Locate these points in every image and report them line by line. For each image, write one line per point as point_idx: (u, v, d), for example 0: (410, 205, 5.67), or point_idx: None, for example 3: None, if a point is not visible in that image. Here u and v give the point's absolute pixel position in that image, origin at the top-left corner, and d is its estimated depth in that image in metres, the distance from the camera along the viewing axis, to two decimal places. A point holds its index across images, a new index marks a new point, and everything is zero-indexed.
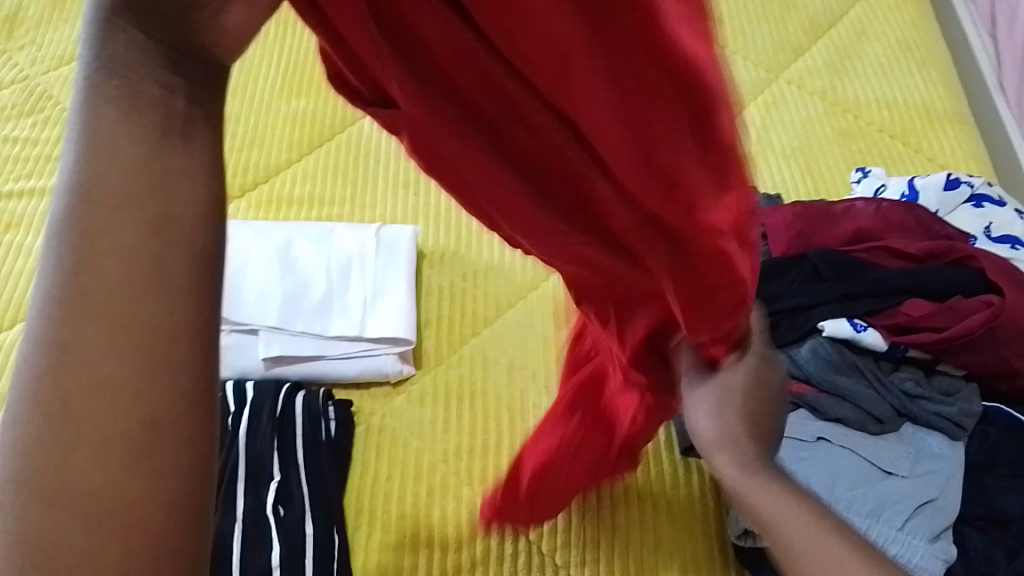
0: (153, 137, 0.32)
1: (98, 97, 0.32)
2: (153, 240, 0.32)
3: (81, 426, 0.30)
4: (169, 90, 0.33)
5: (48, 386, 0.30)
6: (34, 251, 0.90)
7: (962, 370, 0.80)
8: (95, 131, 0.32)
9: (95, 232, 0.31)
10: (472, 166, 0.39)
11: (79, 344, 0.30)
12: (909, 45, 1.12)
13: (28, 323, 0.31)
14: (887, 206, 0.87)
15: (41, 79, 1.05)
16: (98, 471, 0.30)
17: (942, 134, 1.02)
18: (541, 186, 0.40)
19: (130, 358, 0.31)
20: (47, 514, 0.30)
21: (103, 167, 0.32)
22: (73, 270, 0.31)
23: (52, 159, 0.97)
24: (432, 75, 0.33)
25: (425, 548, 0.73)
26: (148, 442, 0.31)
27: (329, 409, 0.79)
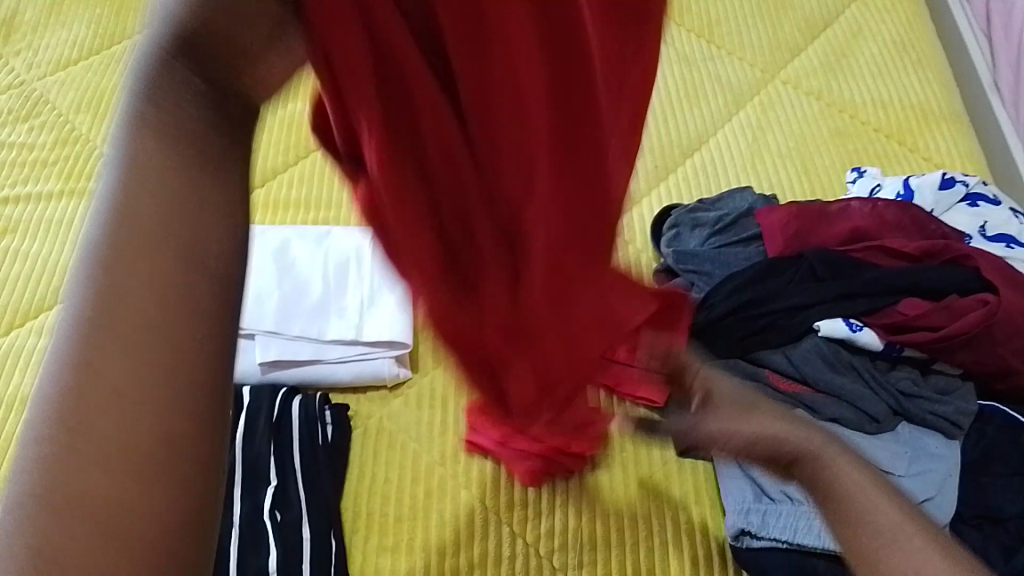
0: (194, 162, 0.32)
1: (143, 128, 0.32)
2: (184, 260, 0.31)
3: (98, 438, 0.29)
4: (207, 126, 0.33)
5: (63, 435, 0.29)
6: (32, 256, 0.90)
7: (958, 369, 0.80)
8: (138, 163, 0.32)
9: (136, 260, 0.31)
10: (404, 242, 0.39)
11: (109, 370, 0.29)
12: (905, 45, 1.12)
13: (50, 362, 0.30)
14: (883, 206, 0.87)
15: (39, 83, 1.05)
16: (109, 489, 0.28)
17: (937, 134, 1.02)
18: (456, 256, 0.40)
19: (154, 387, 0.30)
20: (59, 527, 0.28)
21: (141, 190, 0.32)
22: (104, 290, 0.30)
23: (49, 163, 0.97)
24: (400, 89, 0.33)
25: (422, 551, 0.73)
26: (163, 457, 0.29)
27: (326, 411, 0.79)
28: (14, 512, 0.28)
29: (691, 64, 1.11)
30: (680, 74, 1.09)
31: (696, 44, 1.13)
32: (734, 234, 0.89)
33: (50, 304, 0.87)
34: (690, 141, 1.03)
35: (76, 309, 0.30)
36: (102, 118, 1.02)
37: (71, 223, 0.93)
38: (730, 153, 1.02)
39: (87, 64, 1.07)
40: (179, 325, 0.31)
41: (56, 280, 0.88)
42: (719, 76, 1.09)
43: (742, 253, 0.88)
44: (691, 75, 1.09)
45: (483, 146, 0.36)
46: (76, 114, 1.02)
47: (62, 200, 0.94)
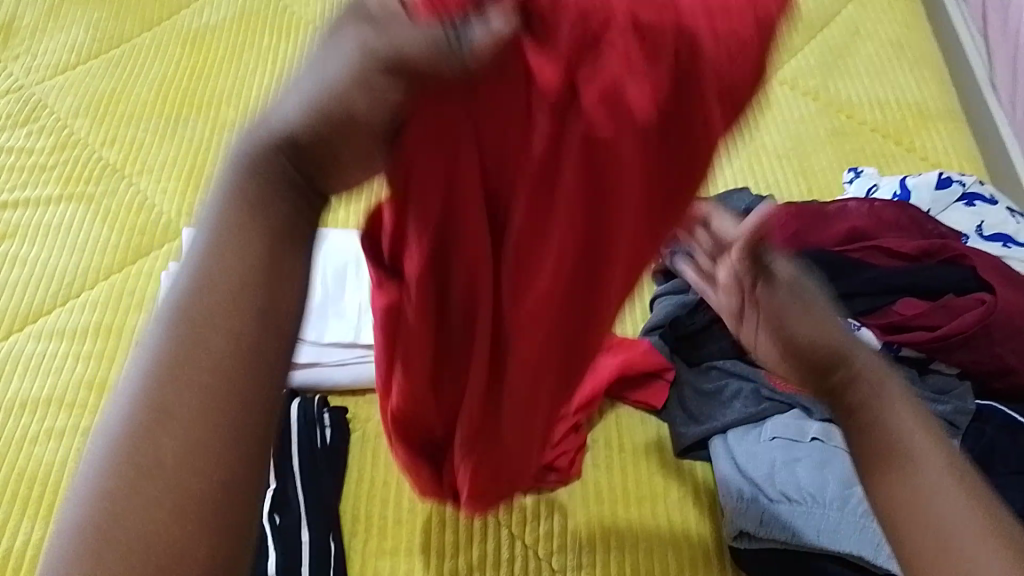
0: (280, 234, 0.37)
1: (243, 189, 0.37)
2: (263, 319, 0.35)
3: (157, 469, 0.32)
4: (296, 200, 0.37)
5: (130, 445, 0.32)
6: (31, 261, 0.90)
7: (956, 369, 0.80)
8: (234, 219, 0.36)
9: (217, 307, 0.34)
10: (409, 328, 0.47)
11: (175, 403, 0.33)
12: (901, 45, 1.12)
13: (128, 384, 0.33)
14: (880, 205, 0.88)
15: (37, 88, 1.05)
16: (155, 510, 0.31)
17: (934, 133, 1.03)
18: (466, 334, 0.47)
19: (212, 426, 0.33)
20: (102, 536, 0.31)
21: (229, 248, 0.35)
22: (183, 340, 0.34)
23: (48, 168, 0.97)
24: (446, 212, 0.41)
25: (421, 553, 0.73)
26: (212, 494, 0.32)
27: (324, 415, 0.79)
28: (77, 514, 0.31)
29: None
30: None
31: None
32: None
33: (50, 309, 0.87)
34: None
35: (160, 355, 0.33)
36: (101, 122, 1.02)
37: (71, 228, 0.93)
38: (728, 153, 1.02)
39: (85, 69, 1.07)
40: (247, 378, 0.34)
41: (56, 285, 0.89)
42: None
43: None
44: None
45: (497, 264, 0.44)
46: (75, 118, 1.02)
47: (61, 205, 0.95)
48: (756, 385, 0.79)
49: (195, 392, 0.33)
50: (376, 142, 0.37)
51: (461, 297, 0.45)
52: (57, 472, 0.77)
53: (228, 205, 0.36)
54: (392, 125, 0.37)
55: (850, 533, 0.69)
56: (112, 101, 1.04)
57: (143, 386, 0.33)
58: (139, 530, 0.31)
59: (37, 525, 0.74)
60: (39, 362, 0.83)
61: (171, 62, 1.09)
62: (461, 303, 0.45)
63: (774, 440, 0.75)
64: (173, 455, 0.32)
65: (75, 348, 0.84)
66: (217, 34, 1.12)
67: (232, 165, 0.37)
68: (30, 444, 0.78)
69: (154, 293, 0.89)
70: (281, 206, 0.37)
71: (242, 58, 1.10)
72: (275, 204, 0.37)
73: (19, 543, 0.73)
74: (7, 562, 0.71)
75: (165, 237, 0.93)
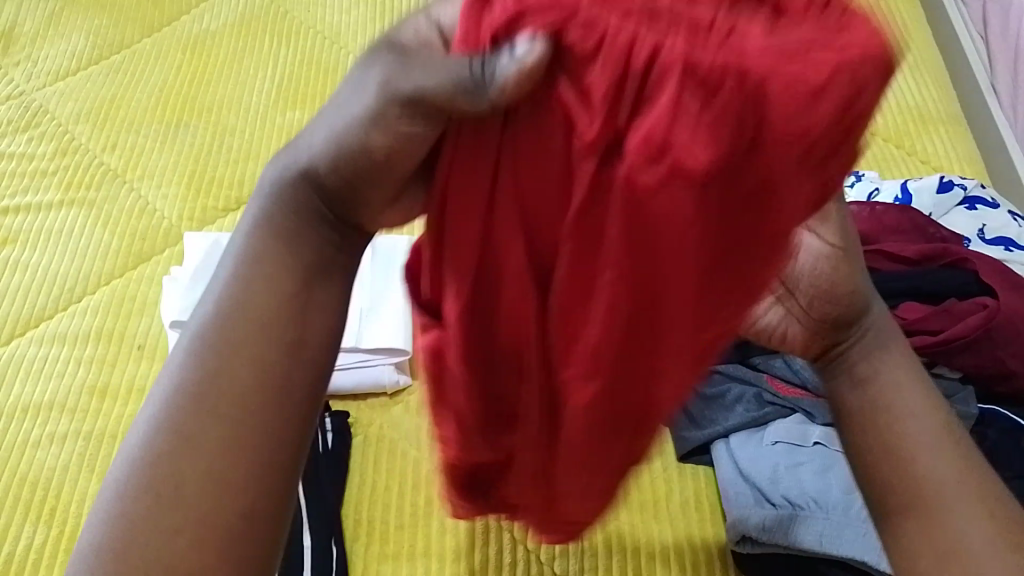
0: (299, 283, 0.42)
1: (269, 237, 0.42)
2: (287, 358, 0.41)
3: (190, 482, 0.38)
4: (324, 244, 0.42)
5: (162, 465, 0.38)
6: (32, 266, 0.90)
7: (958, 373, 0.79)
8: (258, 264, 0.41)
9: (235, 348, 0.40)
10: (451, 368, 0.45)
11: (200, 430, 0.39)
12: (901, 48, 1.12)
13: (156, 407, 0.39)
14: (881, 210, 0.88)
15: (38, 94, 1.05)
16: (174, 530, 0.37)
17: (935, 137, 1.03)
18: (507, 364, 0.45)
19: (235, 450, 0.39)
20: (130, 540, 0.37)
21: (257, 291, 0.41)
22: (210, 375, 0.39)
23: (49, 173, 0.97)
24: (482, 241, 0.39)
25: (423, 557, 0.73)
26: (235, 506, 0.38)
27: (326, 420, 0.79)
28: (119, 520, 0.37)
29: None
30: None
31: None
32: None
33: (51, 314, 0.87)
34: None
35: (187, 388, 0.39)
36: (102, 128, 1.02)
37: (72, 233, 0.93)
38: None
39: (86, 74, 1.07)
40: (279, 400, 0.40)
41: (57, 290, 0.89)
42: None
43: None
44: None
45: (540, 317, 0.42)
46: (76, 124, 1.02)
47: (62, 210, 0.95)
48: (758, 389, 0.79)
49: (224, 419, 0.39)
50: (403, 186, 0.40)
51: (496, 324, 0.43)
52: (58, 477, 0.76)
53: (257, 252, 0.42)
54: (426, 152, 0.38)
55: (854, 537, 0.69)
56: (113, 106, 1.04)
57: (179, 412, 0.39)
58: (179, 529, 0.37)
59: (39, 530, 0.73)
60: (41, 367, 0.83)
61: (171, 68, 1.09)
62: (498, 333, 0.43)
63: (777, 444, 0.76)
64: (195, 471, 0.38)
65: (76, 352, 0.84)
66: (218, 40, 1.12)
67: (257, 215, 0.42)
68: (32, 449, 0.78)
69: (155, 297, 0.88)
70: (311, 254, 0.42)
71: (242, 64, 1.10)
72: (305, 247, 0.42)
73: (21, 548, 0.72)
74: (10, 567, 0.71)
75: (166, 243, 0.93)
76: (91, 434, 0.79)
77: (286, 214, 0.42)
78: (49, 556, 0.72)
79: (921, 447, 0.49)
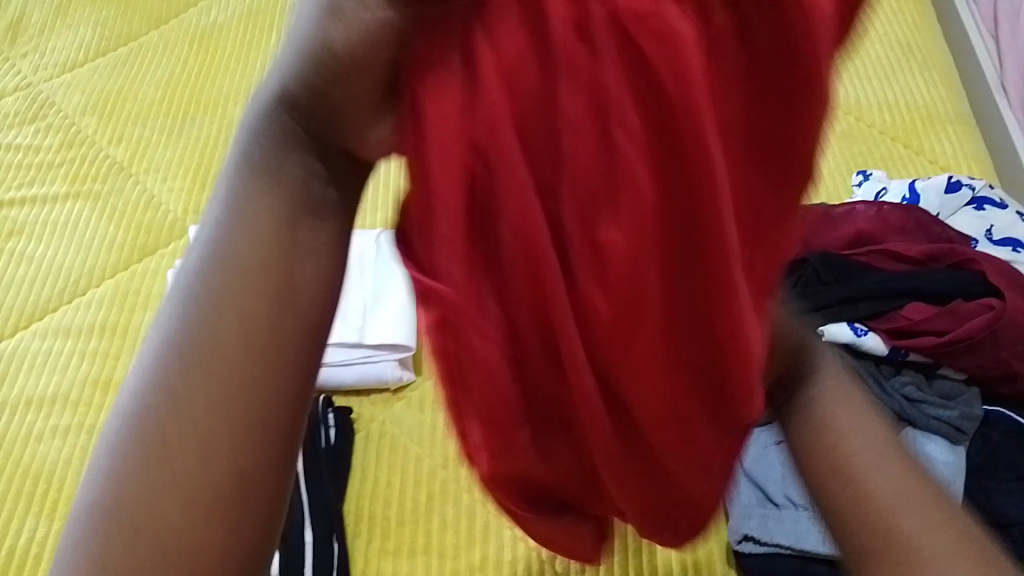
0: (284, 221, 0.33)
1: (249, 176, 0.33)
2: (274, 311, 0.32)
3: (178, 473, 0.30)
4: (308, 176, 0.33)
5: (139, 451, 0.31)
6: (37, 258, 0.90)
7: (963, 374, 0.79)
8: (240, 205, 0.33)
9: (226, 292, 0.32)
10: (479, 401, 0.33)
11: (189, 397, 0.31)
12: (910, 46, 1.11)
13: (136, 378, 0.32)
14: (888, 209, 0.87)
15: (44, 86, 1.05)
16: (175, 514, 0.30)
17: (943, 136, 1.02)
18: (545, 377, 0.34)
19: (223, 421, 0.31)
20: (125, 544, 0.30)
21: (242, 231, 0.33)
22: (202, 328, 0.32)
23: (54, 165, 0.97)
24: (490, 201, 0.29)
25: (424, 554, 0.73)
26: (232, 493, 0.31)
27: (329, 415, 0.79)
28: (94, 525, 0.30)
29: None
30: None
31: None
32: None
33: (55, 306, 0.87)
34: None
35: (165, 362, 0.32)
36: (108, 121, 1.02)
37: (78, 226, 0.93)
38: None
39: (93, 67, 1.07)
40: (276, 356, 0.32)
41: (61, 283, 0.89)
42: None
43: None
44: None
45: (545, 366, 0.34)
46: (82, 116, 1.02)
47: (68, 203, 0.95)
48: None
49: (208, 394, 0.31)
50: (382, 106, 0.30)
51: (526, 320, 0.32)
52: (61, 470, 0.77)
53: (251, 194, 0.33)
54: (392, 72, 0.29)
55: None
56: (119, 100, 1.04)
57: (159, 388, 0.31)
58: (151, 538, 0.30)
59: (42, 522, 0.74)
60: (45, 360, 0.83)
61: (177, 62, 1.09)
62: (529, 326, 0.32)
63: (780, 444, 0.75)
64: (186, 450, 0.31)
65: (80, 345, 0.84)
66: (224, 32, 1.12)
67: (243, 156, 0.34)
68: (35, 441, 0.78)
69: (159, 290, 0.88)
70: (294, 199, 0.33)
71: (248, 56, 1.09)
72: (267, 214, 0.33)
73: (24, 540, 0.73)
74: (13, 558, 0.72)
75: (171, 236, 0.93)
76: (94, 427, 0.79)
77: (275, 154, 0.33)
78: (51, 548, 0.72)
79: (868, 466, 0.40)
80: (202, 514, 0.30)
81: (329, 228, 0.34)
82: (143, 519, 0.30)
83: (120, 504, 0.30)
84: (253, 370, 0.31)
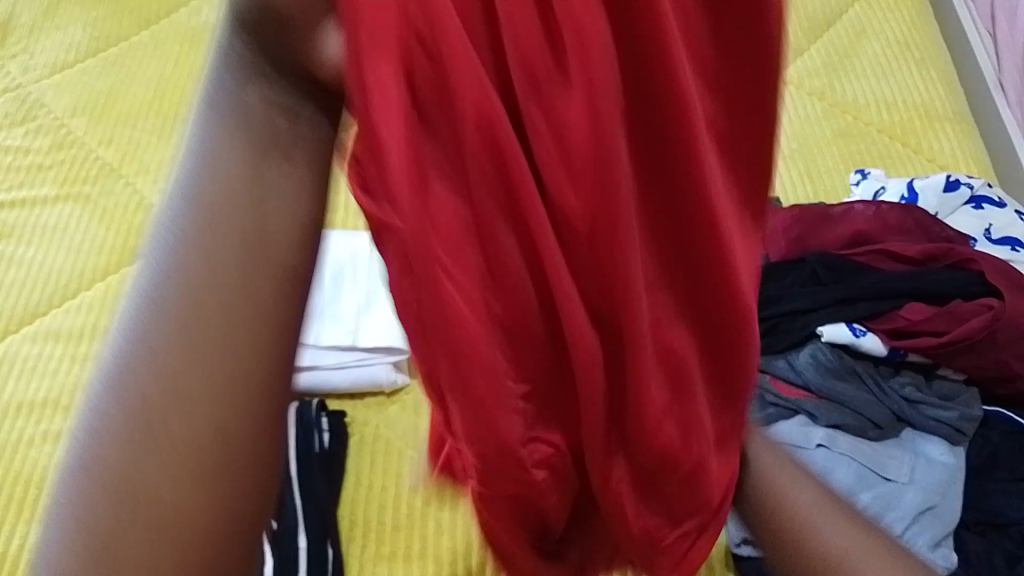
0: (257, 154, 0.30)
1: (225, 112, 0.31)
2: (253, 251, 0.29)
3: (163, 444, 0.27)
4: (282, 106, 0.31)
5: (118, 419, 0.27)
6: (27, 261, 0.89)
7: (962, 374, 0.79)
8: (212, 140, 0.30)
9: (206, 235, 0.29)
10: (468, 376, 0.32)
11: (167, 353, 0.28)
12: (908, 44, 1.11)
13: (110, 342, 0.29)
14: (886, 209, 0.86)
15: (33, 87, 1.04)
16: (167, 489, 0.27)
17: (941, 134, 1.01)
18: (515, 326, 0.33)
19: (210, 376, 0.28)
20: (114, 525, 0.26)
21: (217, 167, 0.30)
22: (179, 274, 0.28)
23: (44, 168, 0.96)
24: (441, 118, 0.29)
25: (419, 559, 0.72)
26: (220, 459, 0.27)
27: (322, 419, 0.78)
28: (76, 507, 0.27)
29: None
30: None
31: None
32: None
33: (46, 311, 0.86)
34: None
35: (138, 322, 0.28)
36: (99, 122, 1.01)
37: (68, 228, 0.92)
38: None
39: (83, 68, 1.06)
40: (262, 299, 0.29)
41: (52, 286, 0.88)
42: None
43: None
44: None
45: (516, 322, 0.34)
46: (72, 118, 1.01)
47: (58, 205, 0.94)
48: (760, 390, 0.77)
49: (185, 351, 0.28)
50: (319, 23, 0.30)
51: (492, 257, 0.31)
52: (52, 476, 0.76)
53: (221, 137, 0.30)
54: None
55: None
56: (110, 101, 1.03)
57: (133, 348, 0.28)
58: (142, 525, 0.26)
59: (32, 528, 0.73)
60: (36, 364, 0.82)
61: (168, 62, 1.08)
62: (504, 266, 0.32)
63: None
64: (173, 409, 0.27)
65: (71, 349, 0.83)
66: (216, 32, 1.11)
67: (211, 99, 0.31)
68: (25, 447, 0.77)
69: None
70: (268, 137, 0.31)
71: None
72: (231, 149, 0.30)
73: (15, 546, 0.72)
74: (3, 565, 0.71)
75: None
76: None
77: (242, 94, 0.31)
78: None
79: (820, 527, 0.47)
80: (200, 484, 0.27)
81: (304, 163, 0.31)
82: (134, 500, 0.26)
83: (101, 481, 0.27)
84: (242, 315, 0.29)
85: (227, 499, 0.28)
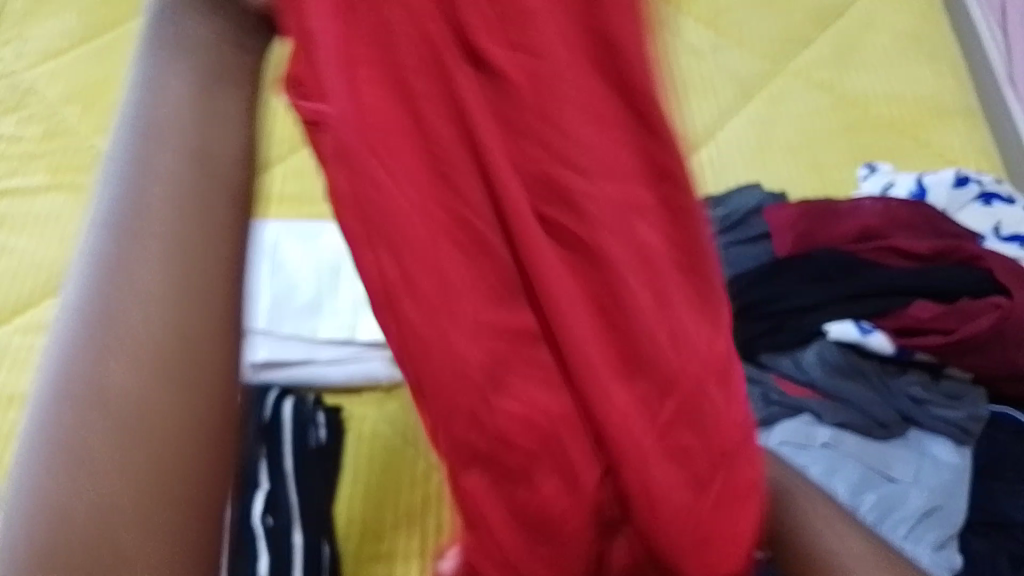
0: (201, 100, 0.39)
1: (169, 72, 0.39)
2: (200, 178, 0.38)
3: (127, 337, 0.35)
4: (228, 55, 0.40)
5: (90, 323, 0.35)
6: (19, 251, 0.88)
7: (970, 373, 0.77)
8: (161, 97, 0.39)
9: (159, 165, 0.38)
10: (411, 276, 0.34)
11: (128, 264, 0.36)
12: (918, 36, 1.09)
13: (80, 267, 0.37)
14: (895, 204, 0.84)
15: (27, 75, 1.02)
16: (132, 381, 0.34)
17: (950, 129, 1.00)
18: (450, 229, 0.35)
19: (168, 279, 0.36)
20: (85, 417, 0.34)
21: (166, 117, 0.38)
22: (136, 205, 0.37)
23: (37, 156, 0.95)
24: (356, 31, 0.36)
25: (416, 557, 0.71)
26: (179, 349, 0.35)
27: (319, 415, 0.77)
28: (51, 412, 0.34)
29: (699, 55, 1.08)
30: (684, 66, 1.07)
31: (700, 33, 1.10)
32: (740, 233, 0.87)
33: (38, 302, 0.85)
34: (698, 136, 1.00)
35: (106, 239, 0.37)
36: (93, 110, 0.99)
37: (61, 217, 0.91)
38: (737, 148, 0.99)
39: (78, 55, 1.05)
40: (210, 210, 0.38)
41: (44, 276, 0.86)
42: (726, 67, 1.06)
43: (748, 252, 0.85)
44: (697, 67, 1.07)
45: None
46: (66, 106, 1.00)
47: (51, 195, 0.92)
48: (764, 388, 0.76)
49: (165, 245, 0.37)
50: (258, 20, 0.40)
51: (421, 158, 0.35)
52: None
53: (169, 91, 0.39)
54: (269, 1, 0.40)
55: None
56: (104, 88, 1.02)
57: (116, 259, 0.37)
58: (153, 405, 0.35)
59: None
60: (27, 356, 0.81)
61: None
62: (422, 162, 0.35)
63: (783, 445, 0.73)
64: (135, 305, 0.36)
65: None
66: None
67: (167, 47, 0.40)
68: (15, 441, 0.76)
69: None
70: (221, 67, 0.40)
71: None
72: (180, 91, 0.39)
73: None
74: None
75: None
76: None
77: (186, 32, 0.40)
78: None
79: None
80: (152, 379, 0.35)
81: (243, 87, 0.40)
82: (100, 388, 0.34)
83: (73, 380, 0.34)
84: (191, 222, 0.37)
85: (187, 384, 0.35)
